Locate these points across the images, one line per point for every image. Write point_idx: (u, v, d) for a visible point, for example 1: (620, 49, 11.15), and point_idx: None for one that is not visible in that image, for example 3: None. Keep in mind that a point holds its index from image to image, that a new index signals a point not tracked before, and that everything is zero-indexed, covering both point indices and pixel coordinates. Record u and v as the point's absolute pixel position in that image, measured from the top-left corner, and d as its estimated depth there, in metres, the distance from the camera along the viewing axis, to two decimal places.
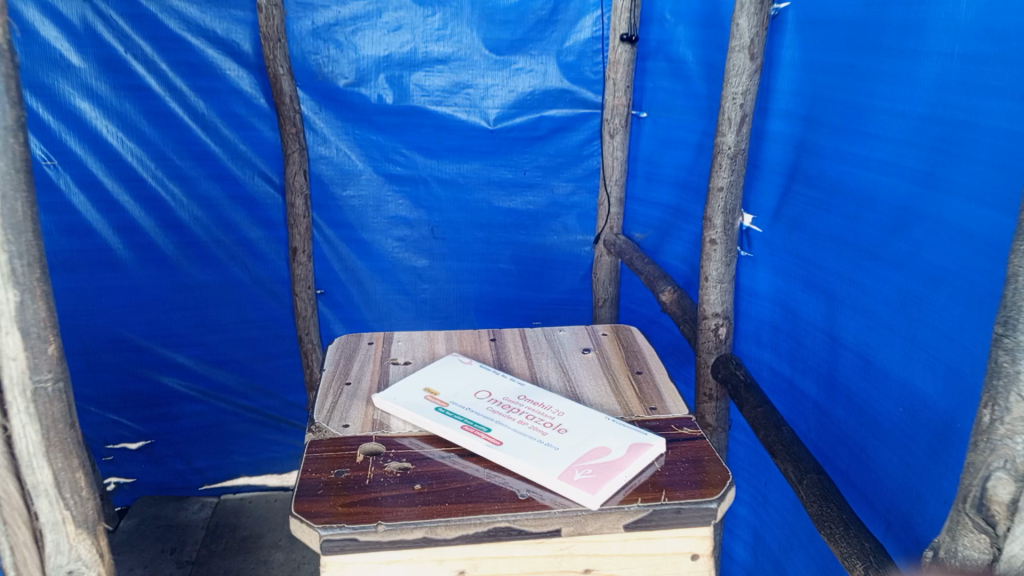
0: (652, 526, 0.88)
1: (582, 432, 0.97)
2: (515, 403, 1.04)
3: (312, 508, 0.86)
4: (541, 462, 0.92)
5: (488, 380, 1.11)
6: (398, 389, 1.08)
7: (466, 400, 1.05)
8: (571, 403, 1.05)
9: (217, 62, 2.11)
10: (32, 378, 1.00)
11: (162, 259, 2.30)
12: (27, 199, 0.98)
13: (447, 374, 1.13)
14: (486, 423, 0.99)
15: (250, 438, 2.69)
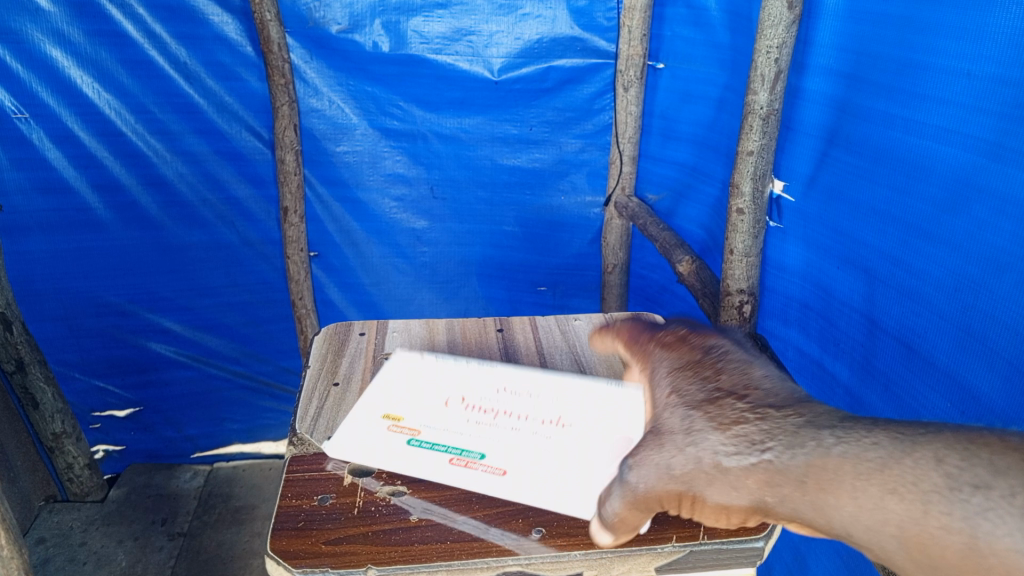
0: (687, 567, 0.75)
1: (579, 427, 0.88)
2: (493, 406, 0.92)
3: (291, 547, 0.74)
4: (562, 489, 0.80)
5: (450, 378, 0.98)
6: (351, 424, 0.90)
7: (436, 417, 0.90)
8: (547, 386, 0.96)
9: (199, 6, 1.92)
10: None
11: (145, 220, 2.15)
12: None
13: (403, 385, 0.97)
14: (477, 447, 0.85)
15: (243, 405, 2.58)
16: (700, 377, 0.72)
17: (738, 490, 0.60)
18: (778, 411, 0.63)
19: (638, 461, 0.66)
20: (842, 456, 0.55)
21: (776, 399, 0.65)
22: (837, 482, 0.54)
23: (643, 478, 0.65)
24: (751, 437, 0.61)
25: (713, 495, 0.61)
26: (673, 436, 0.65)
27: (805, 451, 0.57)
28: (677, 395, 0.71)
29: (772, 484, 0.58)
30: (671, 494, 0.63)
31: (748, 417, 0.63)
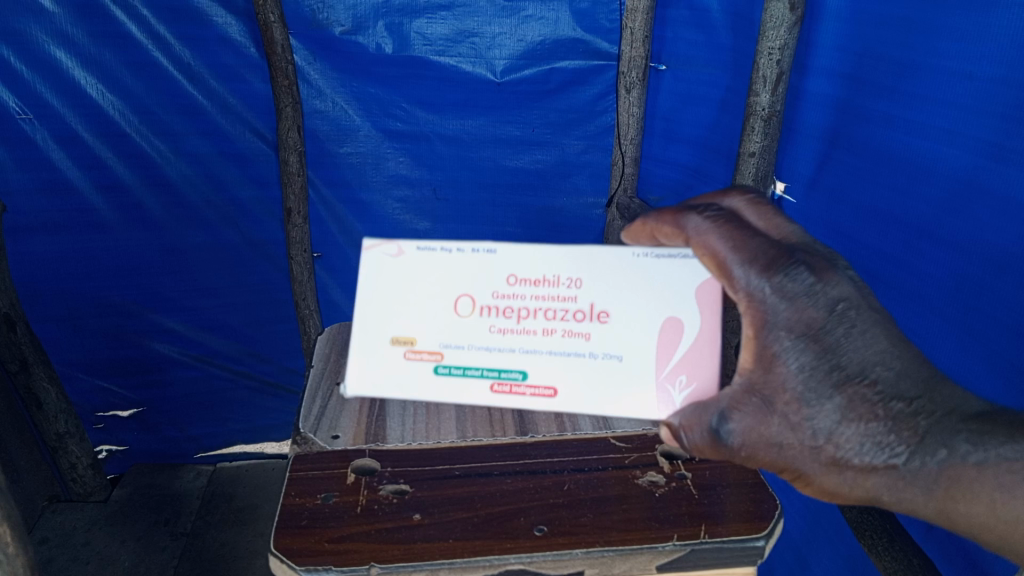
0: (688, 566, 0.76)
1: (626, 305, 0.70)
2: (516, 298, 0.71)
3: (294, 546, 0.74)
4: (629, 399, 0.70)
5: (441, 271, 0.73)
6: (365, 349, 0.74)
7: (450, 328, 0.72)
8: (580, 260, 0.71)
9: (203, 8, 1.92)
10: None
11: (149, 220, 2.16)
12: None
13: (404, 293, 0.73)
14: (514, 364, 0.72)
15: (246, 405, 2.59)
16: (824, 338, 0.60)
17: (852, 484, 0.62)
18: (906, 405, 0.60)
19: (737, 423, 0.63)
20: (977, 466, 0.60)
21: (899, 376, 0.60)
22: (972, 491, 0.60)
23: (742, 446, 0.63)
24: (880, 435, 0.61)
25: (824, 478, 0.63)
26: (785, 413, 0.61)
27: (939, 459, 0.61)
28: (793, 371, 0.60)
29: (896, 484, 0.62)
30: (774, 465, 0.64)
31: (873, 412, 0.60)
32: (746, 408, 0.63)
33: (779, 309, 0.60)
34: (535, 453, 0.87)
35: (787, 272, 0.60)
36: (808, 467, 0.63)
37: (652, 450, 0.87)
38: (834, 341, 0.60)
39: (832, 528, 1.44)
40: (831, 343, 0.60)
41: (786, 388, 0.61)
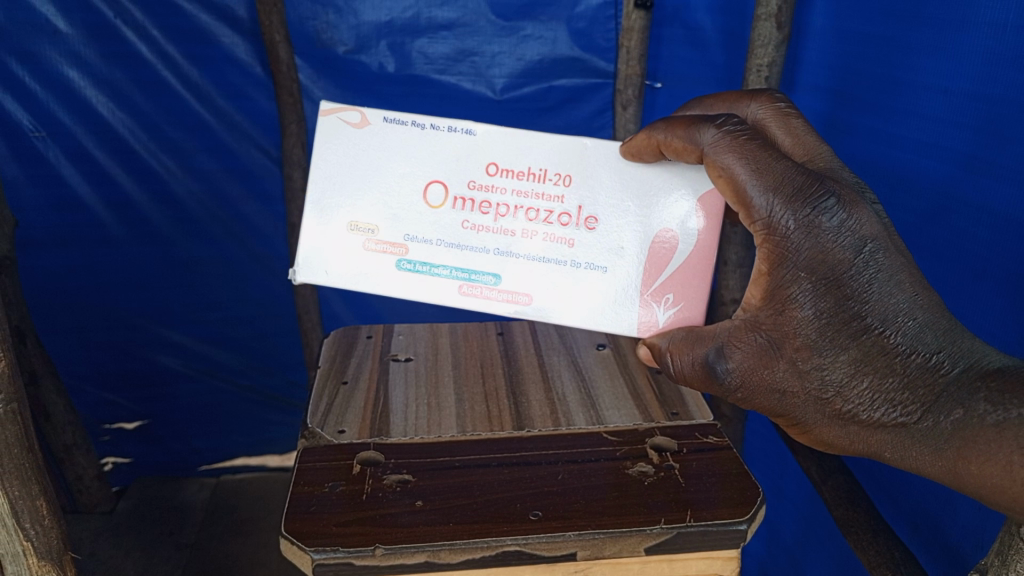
0: (675, 548, 0.80)
1: (615, 217, 0.95)
2: (500, 193, 0.95)
3: (304, 529, 0.79)
4: (587, 299, 0.96)
5: (405, 144, 0.97)
6: (318, 231, 0.98)
7: (421, 220, 0.96)
8: (577, 169, 0.95)
9: (211, 28, 1.97)
10: None
11: (156, 235, 2.21)
12: None
13: (367, 174, 0.97)
14: (488, 267, 0.96)
15: (250, 418, 2.63)
16: (842, 286, 0.74)
17: (853, 435, 0.78)
18: (904, 355, 0.74)
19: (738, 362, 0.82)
20: (994, 426, 0.66)
21: (908, 327, 0.74)
22: (977, 447, 0.67)
23: (742, 383, 0.83)
24: (884, 394, 0.75)
25: (824, 427, 0.79)
26: (788, 354, 0.78)
27: (955, 416, 0.69)
28: (810, 312, 0.76)
29: (897, 438, 0.74)
30: (773, 409, 0.82)
31: (891, 363, 0.74)
32: (755, 346, 0.81)
33: (798, 256, 0.75)
34: (529, 446, 0.92)
35: (814, 221, 0.74)
36: (805, 413, 0.80)
37: (640, 444, 0.92)
38: (849, 289, 0.74)
39: (825, 532, 1.48)
40: (850, 290, 0.74)
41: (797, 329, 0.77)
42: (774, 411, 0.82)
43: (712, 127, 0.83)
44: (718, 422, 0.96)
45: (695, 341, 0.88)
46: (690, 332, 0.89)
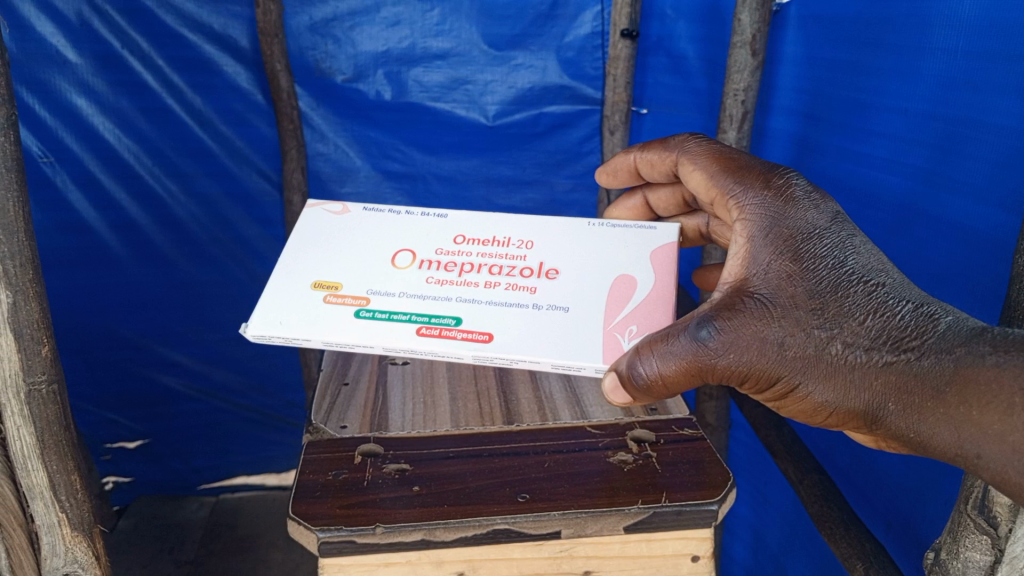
0: (651, 527, 0.87)
1: (575, 271, 0.99)
2: (466, 255, 1.01)
3: (310, 511, 0.86)
4: (555, 342, 0.92)
5: (377, 221, 1.06)
6: (275, 291, 0.98)
7: (386, 276, 0.99)
8: (539, 237, 1.03)
9: (215, 58, 2.05)
10: (26, 379, 0.90)
11: (159, 257, 2.28)
12: (20, 198, 0.90)
13: (338, 247, 1.03)
14: (449, 312, 0.94)
15: (249, 437, 2.69)
16: (827, 237, 0.82)
17: (846, 396, 0.76)
18: (895, 306, 0.76)
19: (725, 322, 0.80)
20: (994, 368, 0.67)
21: (896, 284, 0.78)
22: (979, 396, 0.67)
23: (729, 351, 0.79)
24: (879, 335, 0.75)
25: (816, 391, 0.77)
26: (782, 313, 0.78)
27: (952, 359, 0.70)
28: (801, 259, 0.81)
29: (893, 393, 0.73)
30: (761, 376, 0.79)
31: (883, 307, 0.76)
32: (743, 305, 0.80)
33: (785, 214, 0.85)
34: (518, 438, 0.99)
35: (796, 189, 0.87)
36: (796, 376, 0.78)
37: (620, 436, 0.99)
38: (834, 238, 0.82)
39: (807, 535, 1.54)
40: (835, 240, 0.82)
41: (791, 275, 0.80)
42: (761, 379, 0.80)
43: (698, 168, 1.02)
44: (694, 416, 1.04)
45: (670, 326, 0.84)
46: (661, 328, 0.86)
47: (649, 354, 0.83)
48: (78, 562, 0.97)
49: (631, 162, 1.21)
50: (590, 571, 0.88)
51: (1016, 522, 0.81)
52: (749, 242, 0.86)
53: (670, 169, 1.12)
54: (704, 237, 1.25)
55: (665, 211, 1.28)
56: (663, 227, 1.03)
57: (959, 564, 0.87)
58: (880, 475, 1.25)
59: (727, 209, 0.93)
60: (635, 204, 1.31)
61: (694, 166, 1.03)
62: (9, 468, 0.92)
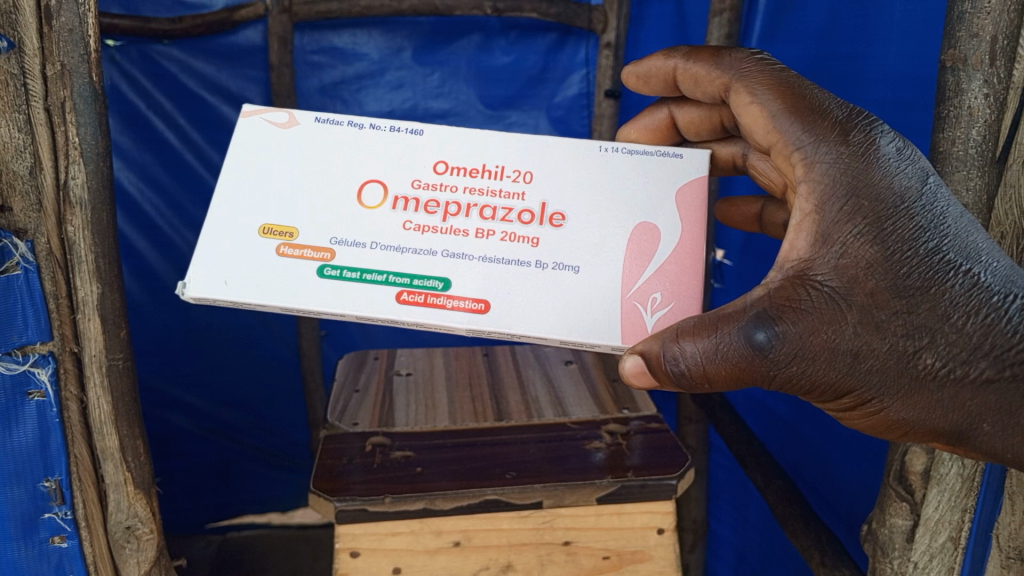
0: (620, 498, 1.02)
1: (582, 215, 0.89)
2: (450, 191, 0.89)
3: (332, 486, 1.00)
4: (555, 307, 0.85)
5: (337, 144, 0.92)
6: (217, 236, 0.87)
7: (360, 223, 0.88)
8: (537, 167, 0.91)
9: (231, 118, 1.88)
10: (106, 355, 0.84)
11: (173, 301, 2.02)
12: (111, 208, 0.84)
13: (291, 179, 0.90)
14: (436, 272, 0.86)
15: (254, 477, 2.31)
16: (916, 214, 0.70)
17: (931, 415, 0.68)
18: (997, 306, 0.67)
19: (787, 325, 0.70)
20: None
21: (996, 268, 0.69)
22: None
23: (793, 355, 0.70)
24: (978, 344, 0.67)
25: (893, 406, 0.69)
26: (856, 310, 0.69)
27: None
28: (886, 244, 0.69)
29: (990, 413, 0.67)
30: (829, 383, 0.70)
31: (985, 308, 0.67)
32: (809, 300, 0.70)
33: (866, 181, 0.72)
34: (507, 431, 1.14)
35: (879, 149, 0.73)
36: (869, 384, 0.69)
37: (597, 429, 1.14)
38: (927, 218, 0.70)
39: (783, 549, 1.61)
40: (927, 219, 0.70)
41: (869, 266, 0.69)
42: (828, 386, 0.70)
43: (750, 95, 0.86)
44: (659, 413, 1.20)
45: (715, 318, 0.72)
46: (703, 313, 0.74)
47: (691, 354, 0.72)
48: (140, 520, 0.88)
49: (671, 68, 1.04)
50: (570, 541, 1.03)
51: (928, 488, 0.92)
52: (817, 214, 0.73)
53: (716, 90, 0.95)
54: (739, 170, 1.07)
55: (694, 135, 1.12)
56: (689, 155, 0.92)
57: (885, 530, 0.97)
58: (842, 482, 1.33)
59: (788, 159, 0.79)
60: (659, 120, 1.15)
61: (754, 98, 0.86)
62: (85, 430, 0.85)
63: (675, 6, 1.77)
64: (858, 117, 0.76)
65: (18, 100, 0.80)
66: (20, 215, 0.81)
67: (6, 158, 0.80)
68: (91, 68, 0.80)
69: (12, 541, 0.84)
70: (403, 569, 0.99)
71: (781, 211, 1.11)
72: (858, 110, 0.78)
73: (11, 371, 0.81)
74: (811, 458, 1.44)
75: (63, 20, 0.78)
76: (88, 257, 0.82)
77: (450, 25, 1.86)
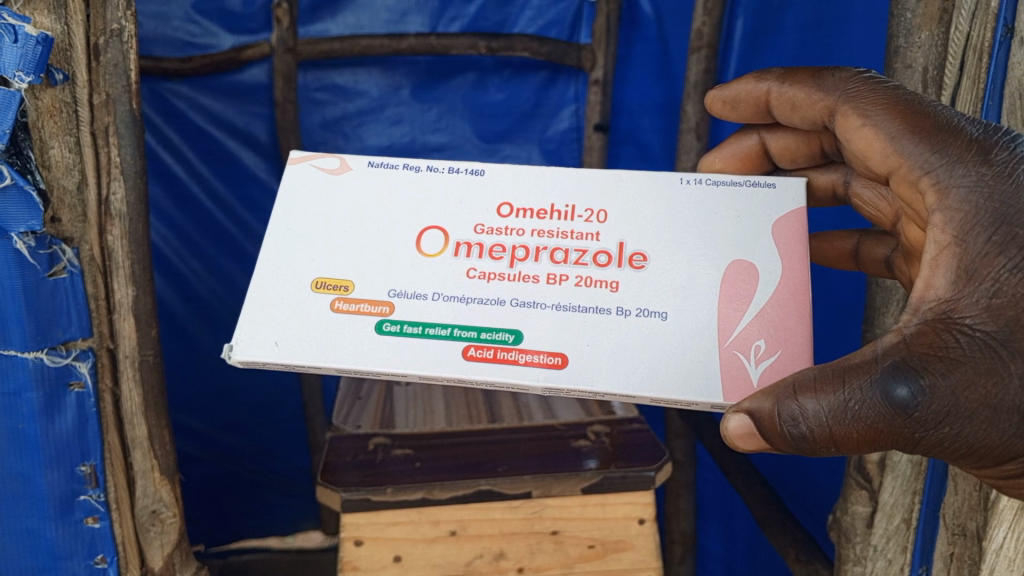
0: (604, 488, 1.11)
1: (665, 257, 0.83)
2: (517, 234, 0.85)
3: (336, 478, 1.08)
4: (641, 360, 0.79)
5: (392, 190, 0.89)
6: (267, 288, 0.84)
7: (425, 271, 0.84)
8: (611, 205, 0.87)
9: (235, 151, 1.99)
10: (140, 351, 0.97)
11: (178, 328, 2.10)
12: (146, 221, 0.98)
13: (346, 227, 0.87)
14: (504, 324, 0.80)
15: (253, 502, 2.34)
16: None
17: None
18: None
19: (934, 378, 0.62)
20: None
21: None
22: None
23: (947, 413, 0.62)
24: None
25: None
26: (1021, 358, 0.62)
27: None
28: None
29: None
30: (992, 447, 0.63)
31: None
32: (958, 348, 0.63)
33: (1017, 205, 0.65)
34: (505, 431, 1.23)
35: None
36: None
37: (583, 428, 1.23)
38: None
39: (768, 559, 1.67)
40: None
41: None
42: (989, 450, 0.63)
43: (860, 116, 0.81)
44: (640, 415, 1.29)
45: (841, 370, 0.66)
46: (825, 364, 0.67)
47: (815, 413, 0.65)
48: (164, 502, 1.00)
49: (762, 92, 1.00)
50: (558, 530, 1.11)
51: (884, 475, 1.02)
52: (957, 246, 0.67)
53: (818, 114, 0.91)
54: (838, 198, 1.05)
55: (788, 161, 1.07)
56: (783, 185, 0.87)
57: (847, 518, 1.06)
58: (821, 486, 1.40)
59: (915, 185, 0.73)
60: (747, 146, 1.09)
61: (866, 120, 0.80)
62: (116, 419, 0.98)
63: (659, 45, 1.89)
64: (996, 134, 0.70)
65: (69, 125, 0.90)
66: (68, 226, 0.91)
67: (57, 176, 0.90)
68: (132, 97, 0.93)
69: (50, 521, 0.93)
70: (403, 557, 1.08)
71: (880, 246, 0.99)
72: (990, 125, 0.73)
73: (56, 364, 0.90)
74: (792, 466, 1.52)
75: (110, 56, 0.91)
76: (125, 263, 0.95)
77: (446, 64, 1.97)
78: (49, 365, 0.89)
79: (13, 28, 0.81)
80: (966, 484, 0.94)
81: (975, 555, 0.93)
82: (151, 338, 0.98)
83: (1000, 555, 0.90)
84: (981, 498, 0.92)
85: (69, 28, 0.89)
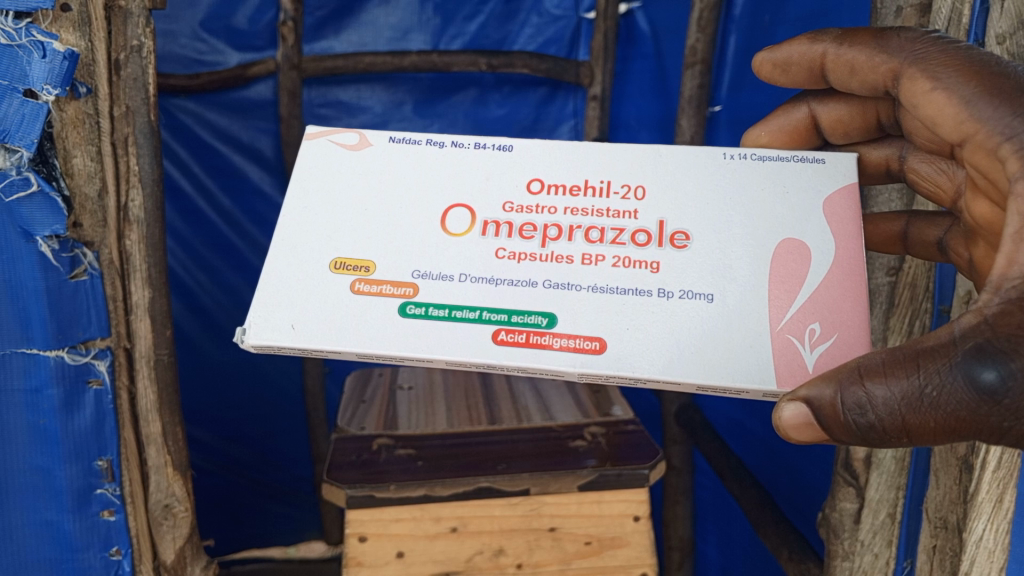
0: (599, 486, 1.14)
1: (707, 236, 0.82)
2: (548, 213, 0.84)
3: (340, 476, 1.13)
4: (680, 341, 0.77)
5: (417, 168, 0.89)
6: (286, 269, 0.84)
7: (455, 252, 0.83)
8: (649, 182, 0.85)
9: (241, 166, 2.04)
10: (156, 351, 1.03)
11: (185, 340, 2.14)
12: (162, 228, 1.04)
13: (367, 208, 0.86)
14: (537, 307, 0.79)
15: (257, 512, 2.36)
16: None
17: None
18: None
19: None
20: None
21: None
22: None
23: None
24: None
25: None
26: None
27: None
28: None
29: None
30: None
31: None
32: None
33: None
34: (505, 432, 1.27)
35: None
36: None
37: (581, 429, 1.27)
38: None
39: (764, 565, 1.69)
40: None
41: None
42: None
43: (927, 79, 0.76)
44: (636, 416, 1.33)
45: (914, 354, 0.61)
46: (893, 347, 0.63)
47: (885, 401, 0.61)
48: (176, 497, 1.06)
49: (817, 55, 0.89)
50: (555, 527, 1.15)
51: (870, 472, 1.05)
52: None
53: (880, 79, 0.83)
54: (891, 176, 0.94)
55: (840, 135, 0.98)
56: (833, 160, 0.85)
57: (835, 514, 1.09)
58: (814, 490, 1.43)
59: (994, 152, 0.68)
60: (796, 120, 0.98)
61: (936, 83, 0.75)
62: (132, 415, 1.04)
63: (655, 62, 1.93)
64: None
65: (91, 136, 0.95)
66: (88, 231, 0.96)
67: (79, 183, 0.95)
68: (150, 109, 1.01)
69: (67, 514, 0.98)
70: (406, 553, 1.12)
71: (933, 227, 0.89)
72: None
73: (76, 361, 0.95)
74: (785, 470, 1.55)
75: (130, 71, 0.98)
76: (143, 267, 1.02)
77: (447, 81, 2.02)
78: (69, 363, 0.94)
79: (41, 45, 0.87)
80: (947, 477, 0.97)
81: (955, 546, 0.97)
82: (163, 338, 1.05)
83: (979, 547, 0.93)
84: (962, 491, 0.94)
85: (92, 44, 0.94)
